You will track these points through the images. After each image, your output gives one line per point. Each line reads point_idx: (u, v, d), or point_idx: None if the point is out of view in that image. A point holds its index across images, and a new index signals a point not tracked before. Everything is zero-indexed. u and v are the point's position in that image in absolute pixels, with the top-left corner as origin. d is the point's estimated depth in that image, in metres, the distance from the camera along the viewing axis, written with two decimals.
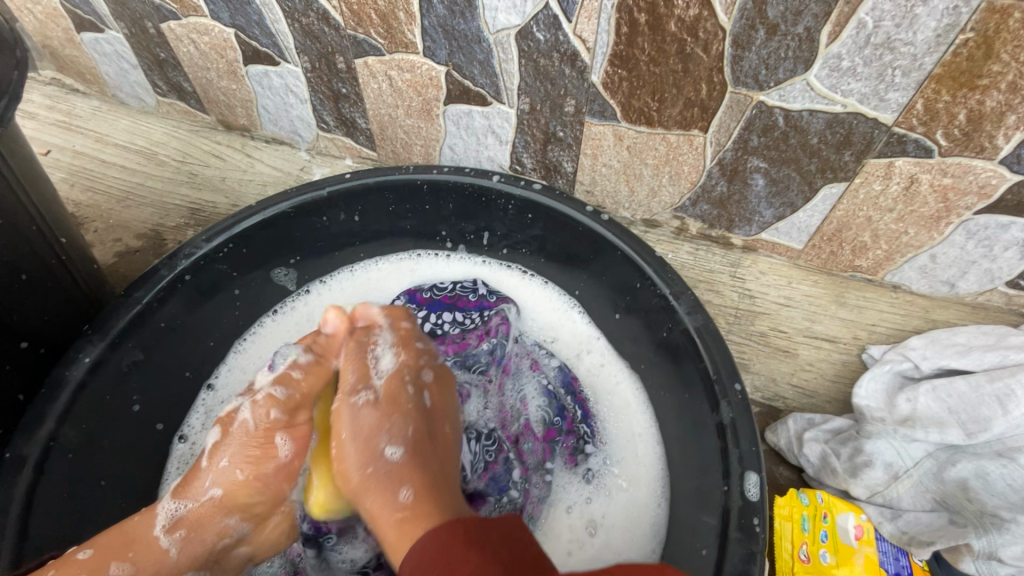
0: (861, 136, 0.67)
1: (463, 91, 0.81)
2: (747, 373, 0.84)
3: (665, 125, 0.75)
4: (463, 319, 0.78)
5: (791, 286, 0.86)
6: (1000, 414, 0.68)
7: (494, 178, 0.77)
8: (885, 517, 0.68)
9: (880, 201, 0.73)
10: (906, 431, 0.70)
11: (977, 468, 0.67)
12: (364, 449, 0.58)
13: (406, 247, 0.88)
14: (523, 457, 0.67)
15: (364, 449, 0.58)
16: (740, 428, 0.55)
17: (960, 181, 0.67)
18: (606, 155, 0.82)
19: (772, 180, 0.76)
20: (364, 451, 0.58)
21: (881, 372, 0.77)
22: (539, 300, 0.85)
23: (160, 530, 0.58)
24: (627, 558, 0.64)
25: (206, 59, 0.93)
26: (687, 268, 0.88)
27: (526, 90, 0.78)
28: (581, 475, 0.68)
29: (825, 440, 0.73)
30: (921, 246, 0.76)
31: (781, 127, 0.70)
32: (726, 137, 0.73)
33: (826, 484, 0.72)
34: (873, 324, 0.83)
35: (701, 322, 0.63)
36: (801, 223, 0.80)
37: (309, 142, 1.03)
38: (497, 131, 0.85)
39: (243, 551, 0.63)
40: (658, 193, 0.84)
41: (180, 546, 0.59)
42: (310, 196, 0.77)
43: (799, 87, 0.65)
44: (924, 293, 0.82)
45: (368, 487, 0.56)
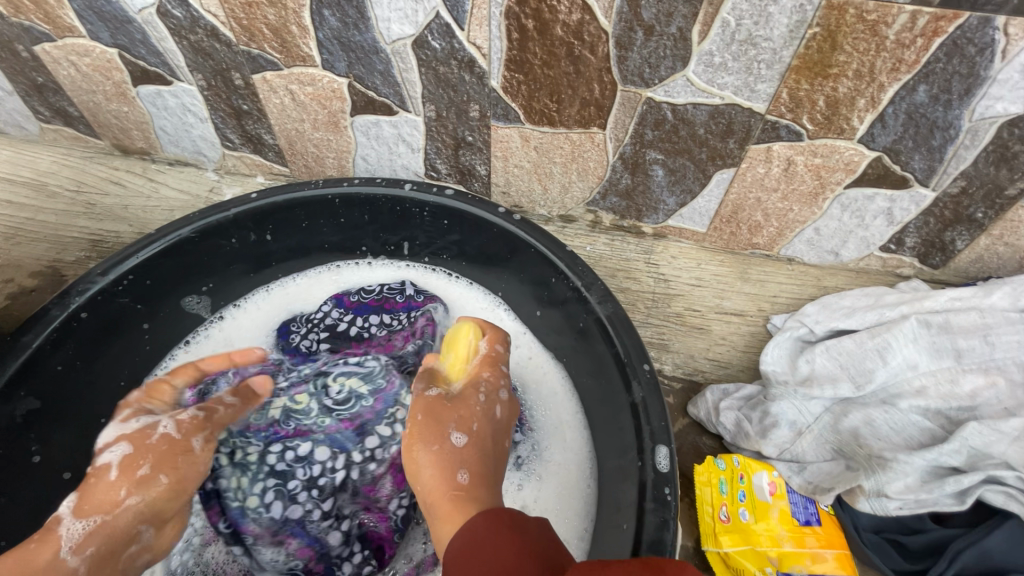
0: (741, 125, 0.73)
1: (368, 102, 0.81)
2: (668, 352, 0.89)
3: (567, 125, 0.78)
4: (390, 321, 0.81)
5: (699, 267, 0.92)
6: (881, 365, 0.76)
7: (405, 187, 0.78)
8: (794, 470, 0.74)
9: (766, 182, 0.79)
10: (805, 390, 0.77)
11: (865, 416, 0.74)
12: (426, 429, 0.57)
13: (324, 260, 0.87)
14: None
15: (432, 429, 0.57)
16: (649, 406, 0.59)
17: (828, 160, 0.74)
18: (515, 156, 0.84)
19: (670, 170, 0.81)
20: (432, 432, 0.56)
21: (783, 339, 0.84)
22: (466, 300, 0.86)
23: (66, 551, 0.50)
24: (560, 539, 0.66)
25: (91, 81, 0.88)
26: (604, 259, 0.93)
27: (429, 97, 0.79)
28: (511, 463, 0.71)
29: (739, 408, 0.80)
30: (806, 221, 0.83)
31: (670, 120, 0.74)
32: (624, 133, 0.77)
33: (743, 448, 0.78)
34: (774, 295, 0.90)
35: (611, 309, 0.67)
36: (701, 207, 0.85)
37: (216, 162, 0.99)
38: (408, 139, 0.86)
39: (146, 558, 0.58)
40: (570, 189, 0.88)
41: (91, 565, 0.51)
42: (215, 219, 0.74)
43: (680, 83, 0.70)
44: (814, 263, 0.90)
45: (425, 468, 0.54)
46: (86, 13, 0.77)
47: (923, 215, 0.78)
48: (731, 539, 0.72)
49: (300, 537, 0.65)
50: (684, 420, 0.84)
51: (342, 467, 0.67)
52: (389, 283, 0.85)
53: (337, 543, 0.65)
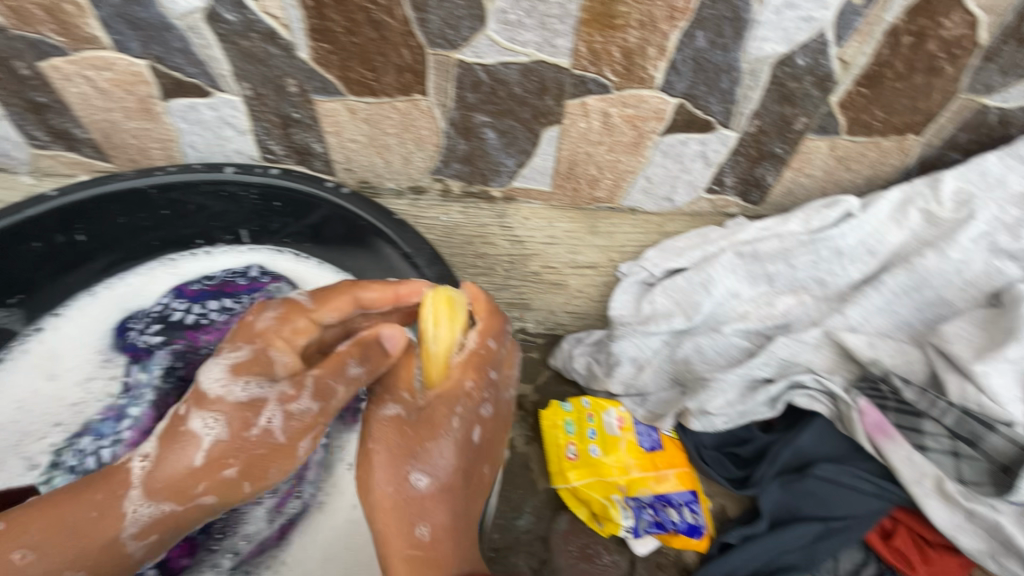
0: (552, 81, 0.75)
1: (177, 84, 0.77)
2: (530, 311, 0.94)
3: (389, 93, 0.78)
4: (232, 305, 0.77)
5: (550, 225, 0.95)
6: (706, 296, 0.82)
7: (228, 170, 0.75)
8: (638, 403, 0.80)
9: (590, 136, 0.83)
10: (644, 328, 0.82)
11: (696, 345, 0.80)
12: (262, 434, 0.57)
13: (157, 254, 0.82)
14: None
15: (390, 466, 0.62)
16: (469, 358, 0.62)
17: (639, 109, 0.78)
18: (348, 131, 0.83)
19: (501, 131, 0.83)
20: (392, 468, 0.62)
21: (629, 285, 0.88)
22: (318, 280, 0.84)
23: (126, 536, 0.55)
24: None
25: None
26: (459, 227, 0.94)
27: (241, 75, 0.76)
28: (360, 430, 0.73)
29: (590, 352, 0.84)
30: (636, 171, 0.88)
31: (487, 82, 0.76)
32: (447, 98, 0.78)
33: (596, 390, 0.83)
34: (623, 245, 0.95)
35: (438, 271, 0.69)
36: (539, 167, 0.88)
37: (28, 165, 0.91)
38: (232, 122, 0.82)
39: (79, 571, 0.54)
40: (411, 160, 0.88)
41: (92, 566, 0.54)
42: (7, 222, 0.68)
43: (484, 43, 0.71)
44: (654, 211, 0.95)
45: (386, 515, 0.61)
46: None
47: (733, 155, 0.85)
48: (579, 473, 0.76)
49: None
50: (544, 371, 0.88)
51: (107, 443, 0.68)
52: (231, 270, 0.82)
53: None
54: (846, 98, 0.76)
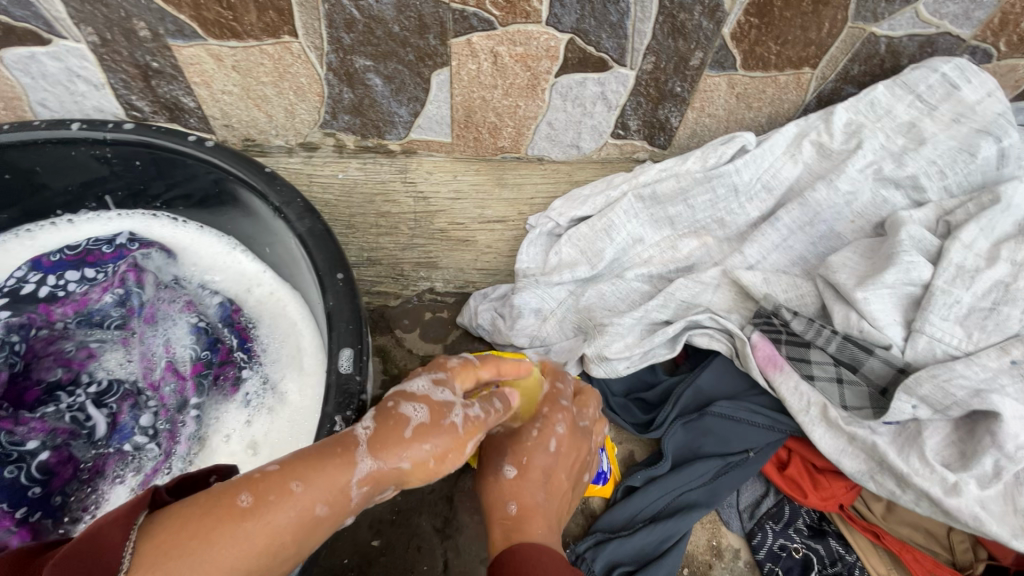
0: (431, 17, 0.70)
1: (6, 30, 0.68)
2: (437, 270, 0.90)
3: (254, 36, 0.71)
4: (93, 275, 0.69)
5: (455, 179, 0.91)
6: (609, 243, 0.80)
7: (73, 127, 0.67)
8: (541, 354, 0.78)
9: (483, 79, 0.78)
10: (546, 279, 0.80)
11: (599, 292, 0.79)
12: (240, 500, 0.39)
13: (9, 225, 0.75)
14: (64, 434, 0.60)
15: (491, 459, 0.60)
16: (336, 313, 0.58)
17: (528, 47, 0.74)
18: (217, 81, 0.76)
19: (386, 77, 0.77)
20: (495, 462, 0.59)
21: (537, 236, 0.87)
22: (202, 247, 0.79)
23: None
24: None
25: None
26: (359, 185, 0.89)
27: (80, 18, 0.67)
28: (240, 400, 0.67)
29: (495, 306, 0.82)
30: (536, 116, 0.84)
31: (360, 20, 0.70)
32: (320, 40, 0.72)
33: (501, 344, 0.81)
34: (532, 197, 0.92)
35: (308, 225, 0.63)
36: (435, 115, 0.83)
37: None
38: (83, 74, 0.74)
39: None
40: (295, 112, 0.81)
41: None
42: None
43: None
44: (562, 159, 0.92)
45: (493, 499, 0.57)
46: None
47: (633, 95, 0.82)
48: None
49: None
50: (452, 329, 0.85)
51: None
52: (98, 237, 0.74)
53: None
54: (738, 29, 0.73)
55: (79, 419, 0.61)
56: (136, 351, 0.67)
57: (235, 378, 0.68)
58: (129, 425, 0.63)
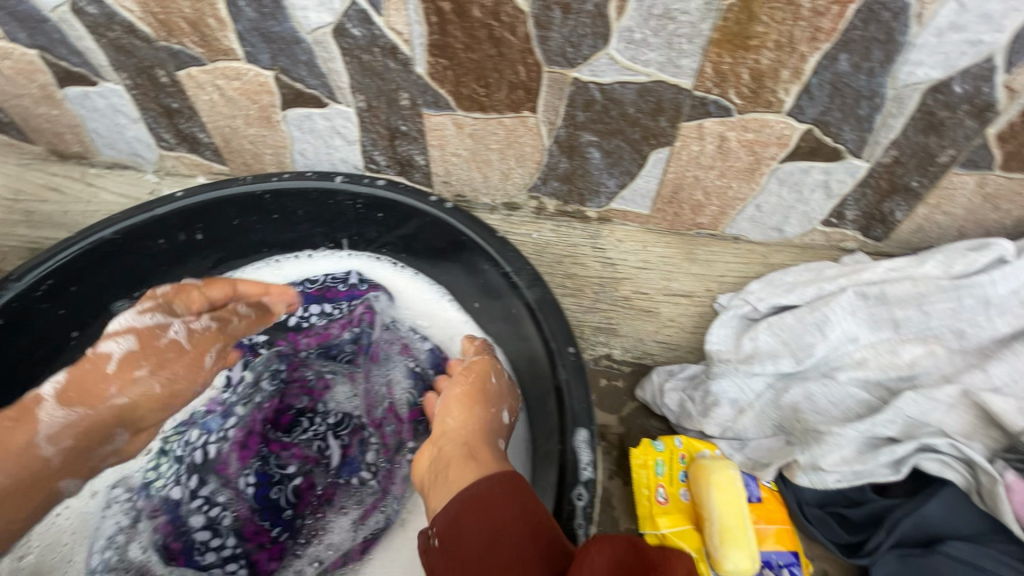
0: (670, 102, 0.72)
1: (297, 94, 0.80)
2: (617, 336, 0.90)
3: (498, 110, 0.77)
4: (331, 310, 0.79)
5: (645, 249, 0.90)
6: (821, 339, 0.75)
7: (337, 179, 0.76)
8: (735, 448, 0.74)
9: (702, 160, 0.78)
10: (746, 367, 0.76)
11: (806, 391, 0.73)
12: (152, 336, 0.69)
13: (263, 255, 0.86)
14: (312, 460, 0.71)
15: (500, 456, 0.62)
16: (572, 388, 0.57)
17: (760, 134, 0.73)
18: (451, 145, 0.83)
19: (607, 151, 0.80)
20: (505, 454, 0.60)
21: (729, 318, 0.83)
22: (413, 293, 0.84)
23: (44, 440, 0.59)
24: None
25: (16, 85, 0.86)
26: (550, 246, 0.92)
27: (358, 87, 0.77)
28: None
29: (683, 388, 0.79)
30: (746, 198, 0.82)
31: (600, 101, 0.73)
32: (556, 116, 0.76)
33: (688, 429, 0.78)
34: (722, 275, 0.89)
35: (539, 293, 0.66)
36: (641, 189, 0.85)
37: (155, 164, 0.97)
38: (342, 132, 0.84)
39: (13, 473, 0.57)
40: (510, 175, 0.87)
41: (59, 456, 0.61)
42: (139, 219, 0.72)
43: (604, 61, 0.69)
44: (760, 240, 0.89)
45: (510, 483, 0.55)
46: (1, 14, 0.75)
47: (859, 186, 0.78)
48: (670, 520, 0.71)
49: (169, 514, 0.67)
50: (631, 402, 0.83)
51: (210, 444, 0.70)
52: (333, 273, 0.83)
53: (200, 526, 0.66)
54: (1007, 131, 0.68)
55: (320, 449, 0.72)
56: (363, 387, 0.76)
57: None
58: (357, 459, 0.71)
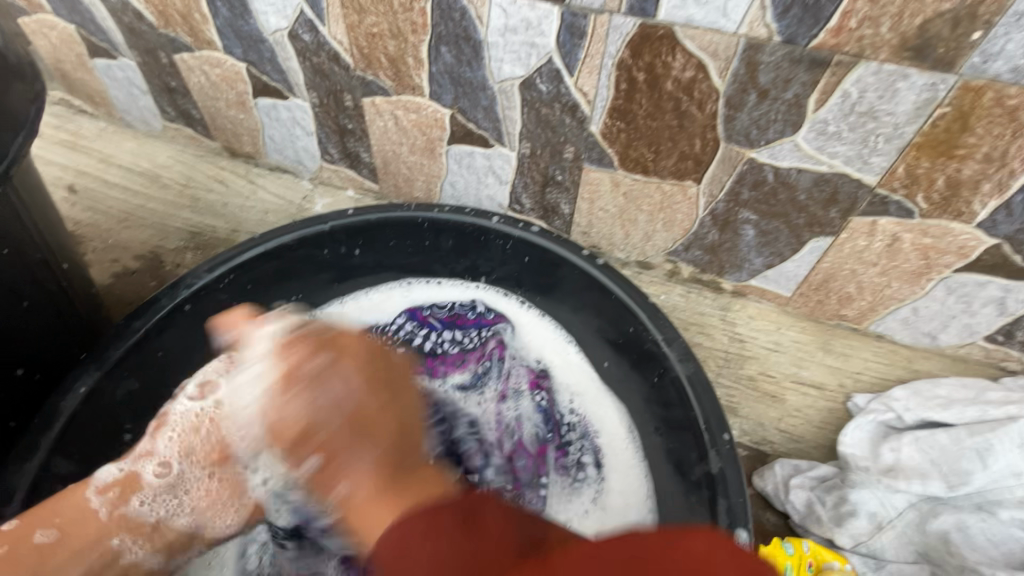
0: (847, 195, 0.70)
1: (466, 133, 0.84)
2: (735, 417, 0.84)
3: (660, 175, 0.78)
4: (462, 338, 0.81)
5: (778, 331, 0.88)
6: (980, 468, 0.70)
7: (493, 219, 0.79)
8: (870, 567, 0.69)
9: (865, 255, 0.76)
10: (889, 482, 0.72)
11: (958, 521, 0.69)
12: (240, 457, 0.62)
13: (398, 274, 0.87)
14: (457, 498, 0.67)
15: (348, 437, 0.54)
16: (728, 479, 0.59)
17: (939, 241, 0.70)
18: (602, 200, 0.85)
19: (762, 231, 0.79)
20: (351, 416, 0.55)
21: (866, 421, 0.78)
22: (538, 333, 0.84)
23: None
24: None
25: (217, 90, 0.96)
26: (678, 310, 0.90)
27: (527, 135, 0.80)
28: (574, 487, 0.72)
29: (811, 488, 0.75)
30: (903, 299, 0.79)
31: (770, 182, 0.73)
32: (719, 189, 0.76)
33: (812, 532, 0.73)
34: (858, 372, 0.85)
35: (692, 369, 0.66)
36: (789, 272, 0.83)
37: (312, 173, 1.05)
38: (498, 172, 0.88)
39: None
40: (652, 237, 0.87)
41: None
42: (314, 230, 0.78)
43: (787, 147, 0.68)
44: (906, 343, 0.85)
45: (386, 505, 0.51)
46: (226, 31, 0.85)
47: None
48: None
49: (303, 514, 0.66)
50: (749, 491, 0.79)
51: None
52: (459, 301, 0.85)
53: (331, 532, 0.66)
54: None
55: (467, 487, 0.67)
56: (491, 418, 0.75)
57: (576, 463, 0.73)
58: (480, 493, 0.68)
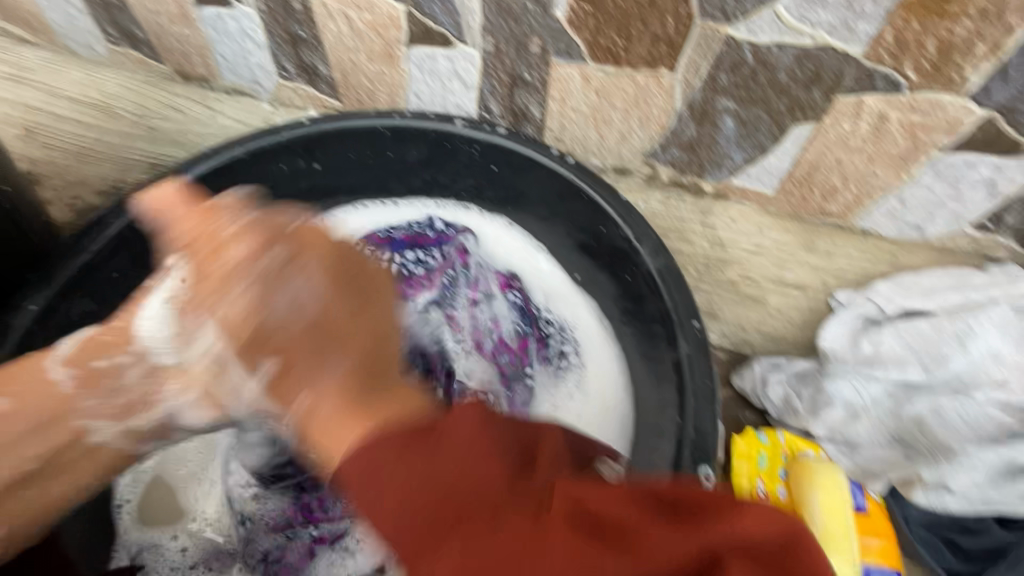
0: (831, 72, 0.65)
1: (425, 32, 0.78)
2: None
3: (633, 65, 0.72)
4: (425, 257, 0.79)
5: (761, 233, 0.86)
6: (959, 352, 0.69)
7: (457, 123, 0.74)
8: (843, 452, 0.73)
9: (850, 141, 0.72)
10: (866, 371, 0.72)
11: (933, 405, 0.70)
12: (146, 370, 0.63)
13: (351, 198, 0.85)
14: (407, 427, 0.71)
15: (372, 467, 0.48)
16: (694, 363, 0.61)
17: (928, 118, 0.66)
18: (574, 99, 0.80)
19: (742, 121, 0.74)
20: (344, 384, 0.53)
21: (847, 315, 0.75)
22: (504, 242, 0.82)
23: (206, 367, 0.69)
24: None
25: (156, 1, 0.88)
26: (658, 218, 0.89)
27: (489, 29, 0.74)
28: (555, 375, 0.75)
29: (789, 383, 0.77)
30: (889, 188, 0.75)
31: (750, 64, 0.67)
32: (695, 76, 0.71)
33: (789, 424, 0.76)
34: (842, 270, 0.83)
35: (663, 264, 0.65)
36: (772, 167, 0.79)
37: (271, 93, 0.99)
38: (462, 75, 0.82)
39: None
40: (628, 138, 0.83)
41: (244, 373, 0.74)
42: (267, 142, 0.74)
43: (766, 19, 0.62)
44: (892, 238, 0.82)
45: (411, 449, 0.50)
46: None
47: None
48: None
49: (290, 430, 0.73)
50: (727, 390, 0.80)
51: None
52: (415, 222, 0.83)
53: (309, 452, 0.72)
54: None
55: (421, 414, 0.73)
56: (466, 325, 0.77)
57: (557, 354, 0.76)
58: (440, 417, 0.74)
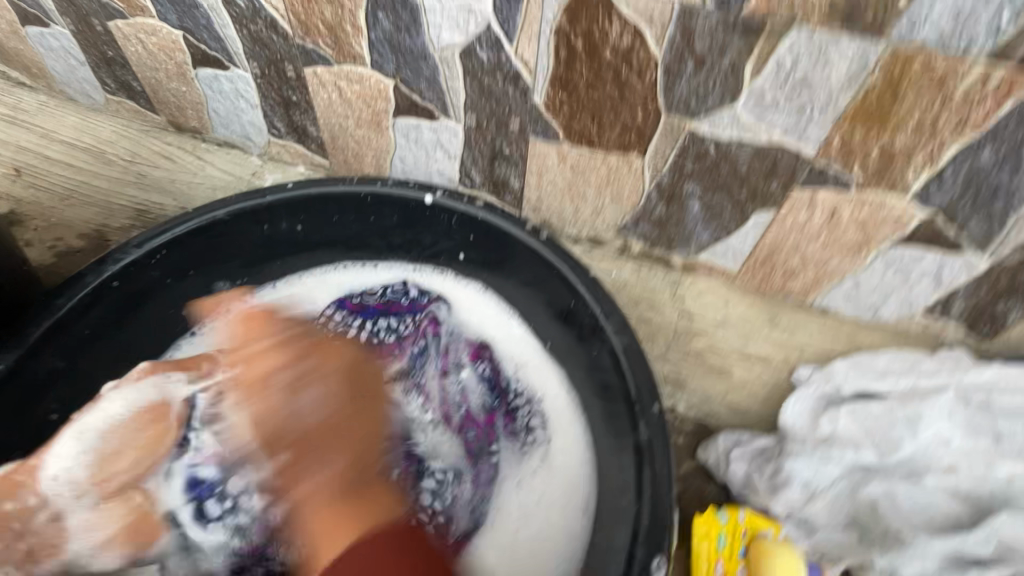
0: (786, 167, 0.70)
1: (411, 105, 0.82)
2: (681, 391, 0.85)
3: (605, 147, 0.77)
4: (397, 325, 0.82)
5: (726, 307, 0.89)
6: (909, 436, 0.73)
7: (436, 193, 0.78)
8: (802, 533, 0.74)
9: (807, 228, 0.76)
10: (823, 452, 0.75)
11: (887, 489, 0.73)
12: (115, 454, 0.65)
13: (331, 258, 0.87)
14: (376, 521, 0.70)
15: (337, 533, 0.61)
16: (656, 449, 0.62)
17: (875, 213, 0.70)
18: (550, 173, 0.84)
19: (707, 205, 0.79)
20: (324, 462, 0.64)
21: (807, 394, 0.79)
22: (479, 309, 0.85)
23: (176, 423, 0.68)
24: (564, 522, 0.72)
25: (156, 59, 0.92)
26: (628, 286, 0.91)
27: (472, 106, 0.79)
28: (520, 449, 0.76)
29: (750, 460, 0.79)
30: (845, 273, 0.79)
31: (713, 156, 0.72)
32: (663, 162, 0.76)
33: (750, 501, 0.77)
34: (803, 346, 0.86)
35: (627, 341, 0.67)
36: (734, 247, 0.83)
37: (261, 148, 1.02)
38: (445, 145, 0.87)
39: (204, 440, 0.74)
40: (602, 212, 0.87)
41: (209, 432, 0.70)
42: (251, 204, 0.76)
43: (727, 118, 0.67)
44: (849, 317, 0.85)
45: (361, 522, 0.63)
46: None
47: (973, 281, 0.74)
48: None
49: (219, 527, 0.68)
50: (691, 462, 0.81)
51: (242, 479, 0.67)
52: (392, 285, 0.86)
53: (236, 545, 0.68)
54: None
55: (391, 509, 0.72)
56: (435, 396, 0.78)
57: (523, 426, 0.77)
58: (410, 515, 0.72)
